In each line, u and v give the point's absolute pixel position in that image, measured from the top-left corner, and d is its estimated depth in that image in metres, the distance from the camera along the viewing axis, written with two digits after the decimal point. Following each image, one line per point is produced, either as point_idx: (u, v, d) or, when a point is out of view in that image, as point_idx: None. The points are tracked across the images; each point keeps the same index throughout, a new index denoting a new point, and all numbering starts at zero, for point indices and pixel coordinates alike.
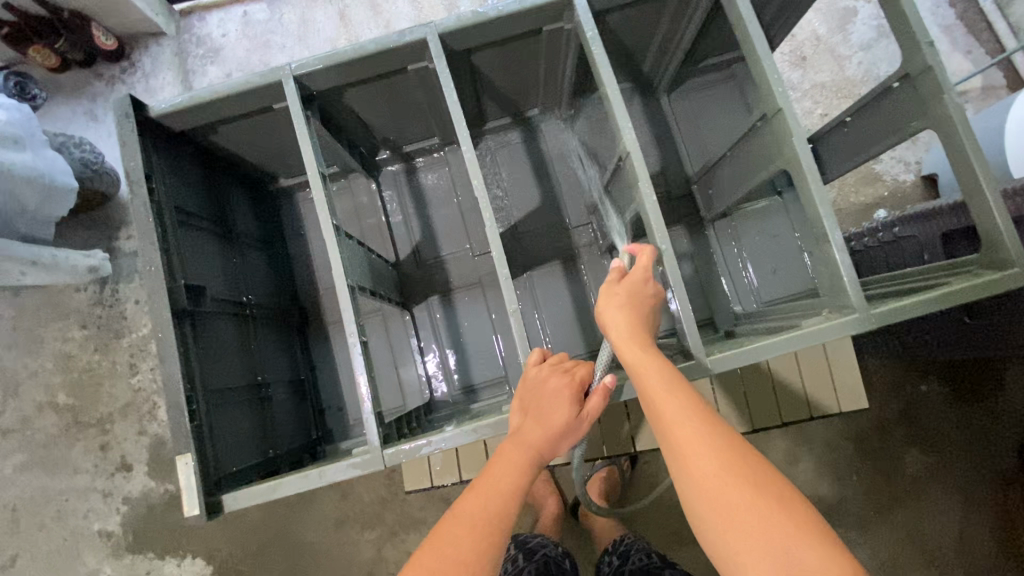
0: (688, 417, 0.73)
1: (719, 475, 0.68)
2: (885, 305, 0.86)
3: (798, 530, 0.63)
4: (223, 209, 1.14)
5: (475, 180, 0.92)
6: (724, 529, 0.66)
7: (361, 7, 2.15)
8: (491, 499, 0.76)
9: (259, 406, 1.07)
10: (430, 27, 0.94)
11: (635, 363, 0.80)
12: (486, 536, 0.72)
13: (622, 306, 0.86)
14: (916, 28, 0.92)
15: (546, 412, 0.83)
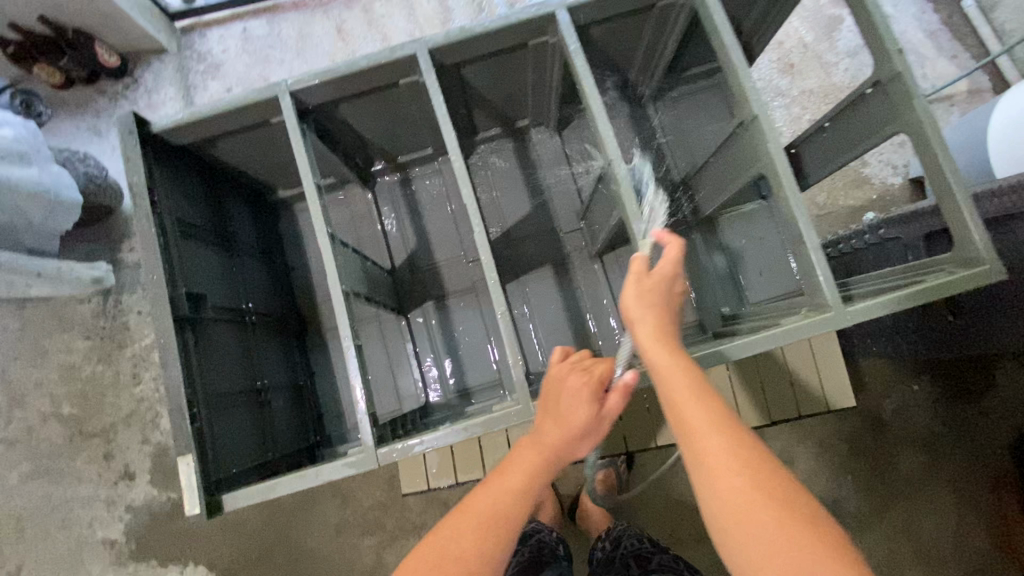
0: (713, 425, 0.68)
1: (746, 492, 0.63)
2: (859, 303, 0.90)
3: (833, 561, 0.58)
4: (223, 220, 1.18)
5: (464, 188, 0.95)
6: (745, 550, 0.61)
7: (358, 22, 2.21)
8: (497, 499, 0.76)
9: (258, 410, 1.10)
10: (420, 43, 0.98)
11: (659, 362, 0.76)
12: (490, 535, 0.72)
13: (646, 298, 0.81)
14: (886, 37, 0.96)
15: (562, 413, 0.80)
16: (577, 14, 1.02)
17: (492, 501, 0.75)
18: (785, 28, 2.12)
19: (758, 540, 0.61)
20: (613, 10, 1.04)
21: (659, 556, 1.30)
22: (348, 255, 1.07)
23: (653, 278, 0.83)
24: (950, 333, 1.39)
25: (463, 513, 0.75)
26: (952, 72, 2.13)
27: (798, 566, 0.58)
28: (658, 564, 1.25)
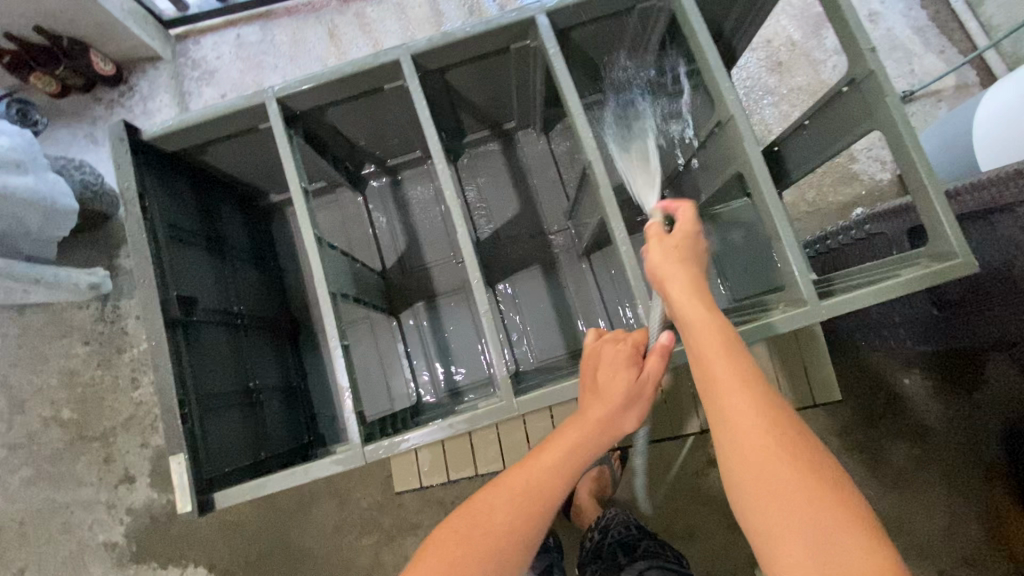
0: (738, 385, 0.78)
1: (765, 445, 0.73)
2: (835, 298, 0.92)
3: (836, 506, 0.68)
4: (214, 224, 1.20)
5: (448, 190, 0.97)
6: (759, 495, 0.71)
7: (350, 27, 2.23)
8: (544, 465, 0.87)
9: (251, 410, 1.12)
10: (402, 48, 1.00)
11: (692, 325, 0.85)
12: (537, 494, 0.85)
13: (676, 263, 0.91)
14: (859, 35, 0.97)
15: (605, 382, 0.91)
16: (558, 18, 1.04)
17: (538, 462, 0.87)
18: (773, 27, 2.13)
19: (770, 486, 0.71)
20: (593, 13, 1.06)
21: (645, 542, 1.40)
22: (337, 257, 1.09)
23: (680, 247, 0.94)
24: (934, 327, 1.41)
25: (513, 472, 0.87)
26: (940, 67, 2.15)
27: (804, 510, 0.68)
28: (644, 550, 1.36)
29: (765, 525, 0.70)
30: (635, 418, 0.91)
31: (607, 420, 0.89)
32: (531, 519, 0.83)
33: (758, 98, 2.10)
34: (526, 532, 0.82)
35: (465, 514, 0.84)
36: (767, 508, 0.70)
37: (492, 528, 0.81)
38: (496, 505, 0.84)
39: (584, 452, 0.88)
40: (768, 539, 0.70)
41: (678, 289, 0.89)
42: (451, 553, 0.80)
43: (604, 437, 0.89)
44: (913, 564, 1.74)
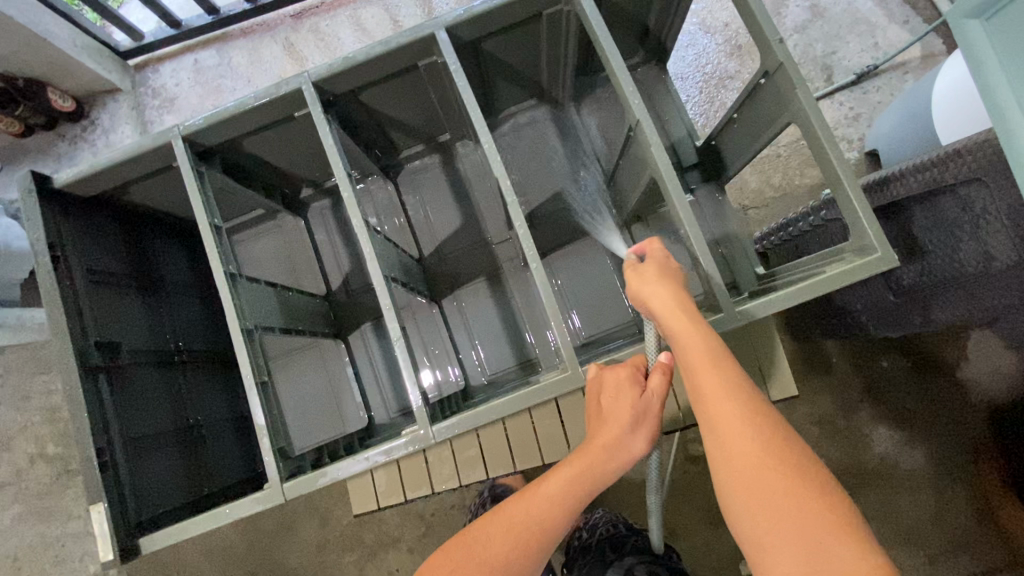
0: (725, 391, 0.75)
1: (753, 452, 0.70)
2: (752, 302, 0.92)
3: (830, 515, 0.64)
4: (146, 262, 1.19)
5: (356, 218, 0.96)
6: (749, 501, 0.68)
7: (306, 43, 2.22)
8: (539, 500, 0.83)
9: (193, 448, 1.12)
10: (303, 76, 0.99)
11: (677, 336, 0.81)
12: (534, 532, 0.81)
13: (657, 281, 0.85)
14: (766, 27, 0.94)
15: (608, 406, 0.87)
16: (462, 30, 1.02)
17: (539, 493, 0.84)
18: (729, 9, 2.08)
19: (759, 492, 0.68)
20: (500, 23, 1.04)
21: (635, 539, 1.39)
22: (259, 290, 1.08)
23: (656, 264, 0.89)
24: (891, 313, 1.36)
25: (510, 503, 0.85)
26: (904, 37, 2.08)
27: (799, 521, 0.65)
28: (631, 546, 1.35)
29: (756, 533, 0.67)
30: (647, 439, 0.86)
31: (613, 444, 0.84)
32: (525, 554, 0.80)
33: (720, 84, 2.04)
34: (524, 565, 0.80)
35: (458, 547, 0.83)
36: (756, 516, 0.67)
37: (484, 561, 0.79)
38: (491, 537, 0.82)
39: (589, 480, 0.84)
40: (759, 548, 0.67)
41: (663, 304, 0.83)
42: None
43: (611, 462, 0.84)
44: (901, 552, 1.70)
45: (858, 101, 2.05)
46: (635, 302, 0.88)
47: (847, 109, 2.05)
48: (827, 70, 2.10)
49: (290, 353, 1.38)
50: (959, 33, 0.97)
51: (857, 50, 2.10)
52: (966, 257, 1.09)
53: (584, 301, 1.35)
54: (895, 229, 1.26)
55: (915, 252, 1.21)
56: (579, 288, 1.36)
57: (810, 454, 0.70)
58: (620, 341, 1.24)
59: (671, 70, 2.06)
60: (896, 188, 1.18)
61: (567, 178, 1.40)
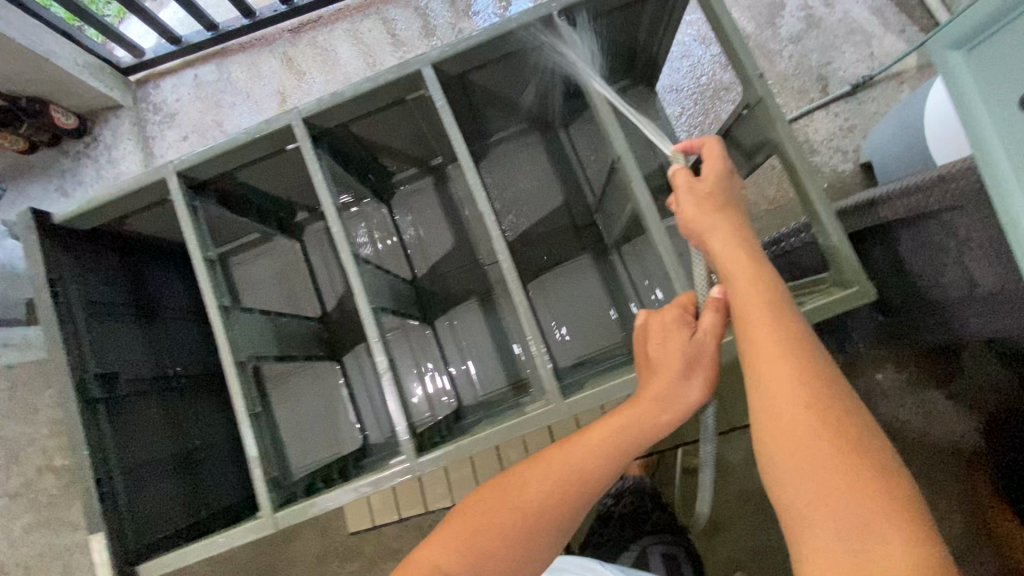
0: (780, 350, 0.75)
1: (806, 418, 0.70)
2: None
3: (881, 494, 0.65)
4: (146, 290, 1.22)
5: (345, 253, 0.98)
6: (797, 471, 0.69)
7: (305, 56, 2.24)
8: (581, 449, 0.87)
9: (191, 472, 1.14)
10: (293, 113, 1.01)
11: (734, 288, 0.82)
12: (574, 479, 0.85)
13: (713, 213, 0.87)
14: (746, 60, 0.95)
15: (657, 353, 0.89)
16: (447, 65, 1.04)
17: (582, 441, 0.88)
18: None
19: (810, 464, 0.68)
20: (487, 57, 1.06)
21: (656, 515, 1.49)
22: (253, 319, 1.11)
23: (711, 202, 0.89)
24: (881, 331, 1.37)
25: (552, 453, 0.89)
26: (900, 47, 2.07)
27: (842, 497, 0.66)
28: (653, 526, 1.45)
29: (795, 501, 0.69)
30: (702, 388, 0.87)
31: (665, 397, 0.85)
32: (563, 499, 0.85)
33: (715, 96, 2.04)
34: (560, 509, 0.85)
35: (497, 489, 0.89)
36: (801, 486, 0.68)
37: (523, 508, 0.85)
38: (532, 483, 0.86)
39: (637, 433, 0.86)
40: (799, 514, 0.69)
41: (723, 254, 0.84)
42: (477, 523, 0.86)
43: (663, 416, 0.86)
44: None
45: (852, 112, 2.05)
46: (691, 235, 0.90)
47: (841, 120, 2.05)
48: (822, 80, 2.10)
49: (286, 375, 1.39)
50: (940, 63, 0.95)
51: (852, 60, 2.10)
52: (952, 282, 1.11)
53: (575, 321, 1.38)
54: (884, 249, 1.26)
55: (906, 270, 1.21)
56: (570, 307, 1.38)
57: (870, 431, 0.70)
58: (610, 363, 1.25)
59: (664, 82, 2.06)
60: (885, 211, 1.16)
61: (559, 200, 1.42)
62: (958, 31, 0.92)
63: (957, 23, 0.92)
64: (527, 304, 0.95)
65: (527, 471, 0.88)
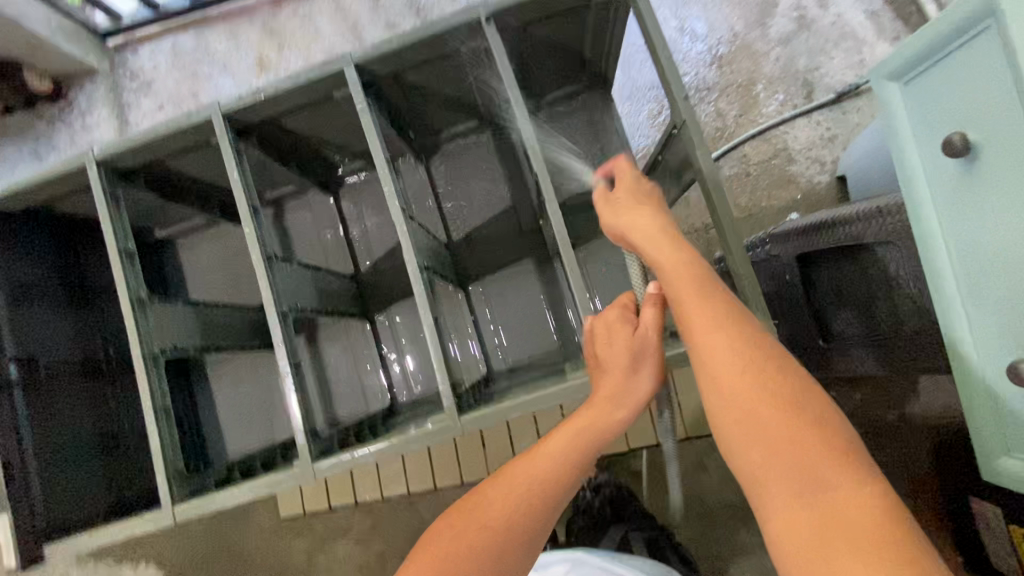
0: (714, 323, 0.71)
1: (747, 385, 0.66)
2: None
3: (827, 446, 0.62)
4: (81, 272, 1.23)
5: (254, 254, 0.97)
6: (745, 436, 0.65)
7: (290, 22, 2.03)
8: (542, 456, 0.79)
9: (116, 454, 1.17)
10: (213, 106, 1.00)
11: (662, 272, 0.79)
12: (540, 488, 0.76)
13: (637, 211, 0.85)
14: (674, 82, 0.94)
15: (605, 352, 0.85)
16: (375, 65, 1.02)
17: (543, 448, 0.80)
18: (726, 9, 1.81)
19: (754, 428, 0.64)
20: (417, 59, 1.05)
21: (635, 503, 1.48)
22: (174, 308, 1.11)
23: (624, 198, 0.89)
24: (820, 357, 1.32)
25: (514, 464, 0.80)
26: None
27: (792, 454, 0.62)
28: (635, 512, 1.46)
29: (750, 467, 0.65)
30: (654, 374, 0.84)
31: (619, 392, 0.82)
32: (532, 511, 0.75)
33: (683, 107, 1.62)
34: (529, 522, 0.75)
35: (461, 510, 0.78)
36: (748, 450, 0.64)
37: (494, 523, 0.74)
38: (497, 497, 0.76)
39: (599, 428, 0.80)
40: (754, 478, 0.64)
41: (645, 241, 0.82)
42: (446, 547, 0.73)
43: (619, 410, 0.81)
44: None
45: (835, 121, 1.72)
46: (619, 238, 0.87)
47: (823, 130, 1.72)
48: (806, 87, 1.75)
49: (227, 360, 1.41)
50: (881, 94, 0.87)
51: (841, 67, 1.74)
52: (885, 321, 1.10)
53: (513, 324, 1.37)
54: (829, 280, 1.19)
55: (851, 303, 1.16)
56: (509, 311, 1.38)
57: (807, 385, 0.67)
58: (536, 371, 1.26)
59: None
60: (830, 236, 1.09)
61: (506, 202, 1.41)
62: (892, 64, 0.84)
63: (894, 53, 0.83)
64: (429, 317, 0.95)
65: (488, 486, 0.79)
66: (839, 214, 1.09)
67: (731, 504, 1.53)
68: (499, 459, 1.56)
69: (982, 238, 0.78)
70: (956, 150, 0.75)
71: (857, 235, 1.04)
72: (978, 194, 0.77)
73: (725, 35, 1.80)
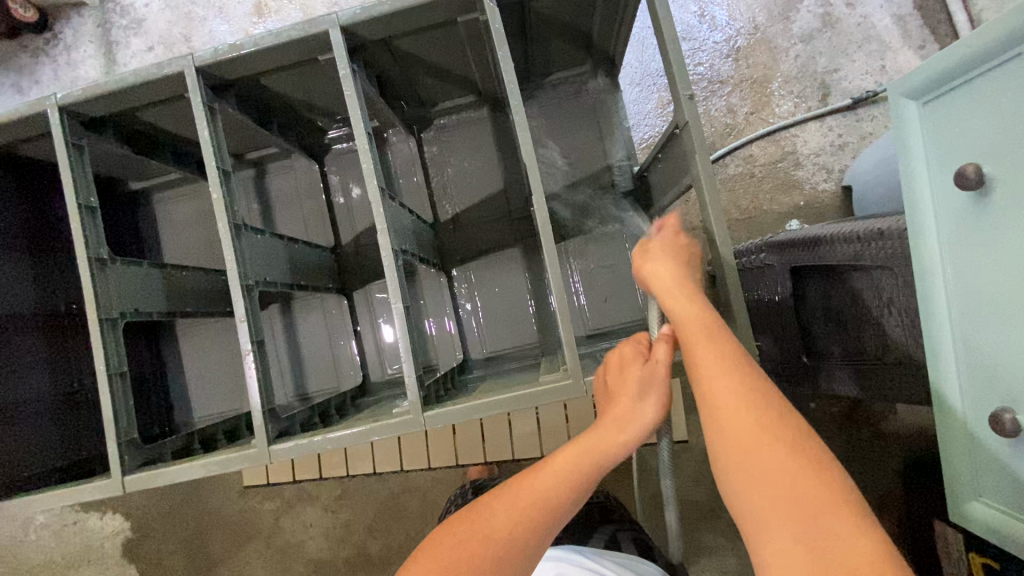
0: (721, 362, 0.65)
1: (749, 427, 0.60)
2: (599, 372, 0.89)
3: (833, 499, 0.55)
4: (46, 222, 1.18)
5: (221, 223, 0.92)
6: (744, 478, 0.59)
7: None
8: (543, 475, 0.71)
9: (71, 414, 1.15)
10: (186, 59, 0.93)
11: (677, 320, 0.71)
12: (537, 508, 0.69)
13: (664, 258, 0.76)
14: (681, 78, 0.88)
15: (615, 382, 0.79)
16: (364, 28, 0.95)
17: (545, 465, 0.73)
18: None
19: (754, 470, 0.58)
20: (411, 26, 0.98)
21: None
22: (138, 270, 1.06)
23: (665, 242, 0.80)
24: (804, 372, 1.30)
25: (516, 480, 0.73)
26: None
27: (793, 501, 0.56)
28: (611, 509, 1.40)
29: (749, 512, 0.58)
30: (660, 406, 0.76)
31: (621, 417, 0.74)
32: (528, 531, 0.68)
33: None
34: (524, 543, 0.67)
35: (459, 521, 0.71)
36: (748, 493, 0.58)
37: (487, 536, 0.67)
38: (498, 511, 0.70)
39: (602, 452, 0.73)
40: (753, 524, 0.58)
41: (664, 277, 0.74)
42: (441, 559, 0.67)
43: (619, 436, 0.73)
44: None
45: (848, 128, 1.65)
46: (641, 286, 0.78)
47: (835, 136, 1.66)
48: (821, 89, 1.68)
49: (196, 323, 1.37)
50: (895, 113, 0.81)
51: (861, 71, 1.67)
52: (869, 343, 1.07)
53: (495, 314, 1.33)
54: (818, 295, 1.15)
55: (836, 321, 1.13)
56: (490, 297, 1.33)
57: (811, 433, 0.61)
58: (512, 366, 1.23)
59: (658, 65, 1.52)
60: (822, 253, 1.07)
61: (497, 186, 1.35)
62: (914, 81, 0.77)
63: (917, 70, 0.76)
64: (400, 307, 0.90)
65: (485, 500, 0.73)
66: (836, 233, 1.05)
67: (698, 505, 1.53)
68: (468, 447, 1.54)
69: (978, 280, 0.74)
70: (969, 183, 0.71)
71: (849, 256, 1.02)
72: (986, 233, 0.72)
73: (745, 27, 1.71)
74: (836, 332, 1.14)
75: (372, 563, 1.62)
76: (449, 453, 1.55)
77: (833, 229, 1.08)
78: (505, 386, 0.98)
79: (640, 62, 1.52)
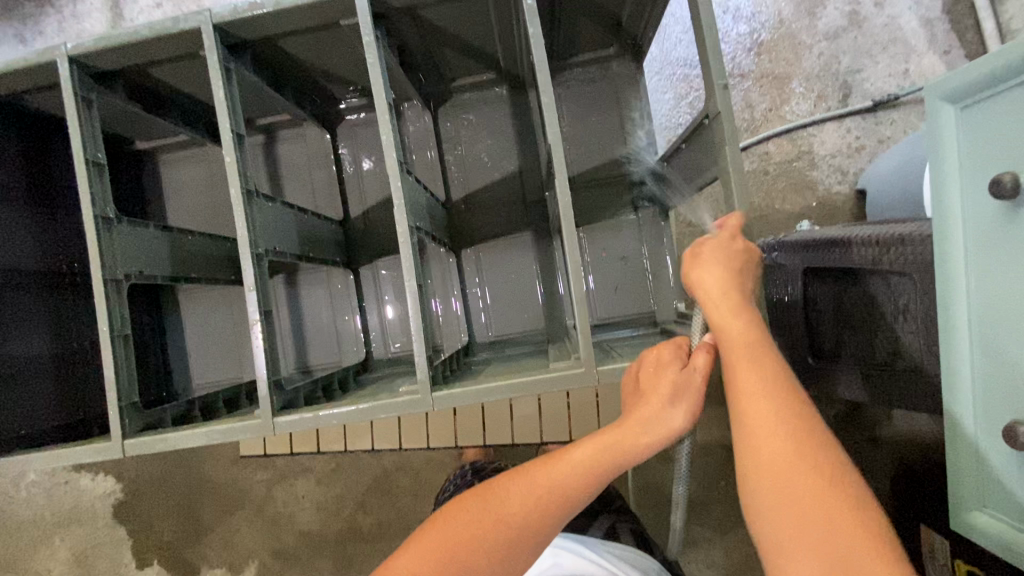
0: (761, 385, 0.64)
1: (784, 453, 0.60)
2: (612, 362, 0.87)
3: (867, 538, 0.55)
4: (49, 176, 1.14)
5: (233, 187, 0.90)
6: (773, 503, 0.59)
7: None
8: (562, 467, 0.70)
9: (69, 372, 1.14)
10: (203, 15, 0.89)
11: (722, 335, 0.69)
12: (552, 499, 0.68)
13: (718, 265, 0.72)
14: (715, 66, 0.86)
15: (646, 380, 0.75)
16: None
17: (563, 455, 0.71)
18: None
19: (785, 496, 0.58)
20: None
21: None
22: (144, 232, 1.03)
23: (717, 246, 0.74)
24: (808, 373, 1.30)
25: (532, 464, 0.72)
26: None
27: (824, 533, 0.56)
28: None
29: (775, 537, 0.58)
30: (689, 413, 0.72)
31: (648, 420, 0.71)
32: (541, 520, 0.68)
33: None
34: (537, 532, 0.68)
35: (473, 499, 0.71)
36: (776, 518, 0.59)
37: (500, 520, 0.68)
38: (513, 497, 0.69)
39: (622, 451, 0.70)
40: (779, 549, 0.58)
41: (713, 289, 0.70)
42: (453, 534, 0.68)
43: (642, 437, 0.70)
44: None
45: (866, 131, 1.63)
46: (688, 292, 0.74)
47: (852, 138, 1.63)
48: (842, 89, 1.65)
49: (199, 289, 1.35)
50: (930, 116, 0.79)
51: (883, 73, 1.64)
52: (878, 348, 1.07)
53: (502, 298, 1.31)
54: (829, 297, 1.14)
55: (847, 324, 1.12)
56: (499, 281, 1.32)
57: (845, 463, 0.60)
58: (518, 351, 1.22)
59: (679, 54, 1.49)
60: (839, 255, 1.06)
61: (512, 167, 1.32)
62: (954, 83, 0.74)
63: (958, 73, 0.74)
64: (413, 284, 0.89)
65: (500, 481, 0.72)
66: (855, 236, 1.04)
67: (691, 498, 1.54)
68: (467, 429, 1.54)
69: (1007, 297, 0.73)
70: (1005, 192, 0.69)
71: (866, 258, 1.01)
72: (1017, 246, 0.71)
73: (771, 20, 1.67)
74: (846, 335, 1.13)
75: (364, 537, 1.63)
76: (447, 435, 1.55)
77: (852, 231, 1.07)
78: (513, 370, 0.97)
79: (662, 49, 1.49)
